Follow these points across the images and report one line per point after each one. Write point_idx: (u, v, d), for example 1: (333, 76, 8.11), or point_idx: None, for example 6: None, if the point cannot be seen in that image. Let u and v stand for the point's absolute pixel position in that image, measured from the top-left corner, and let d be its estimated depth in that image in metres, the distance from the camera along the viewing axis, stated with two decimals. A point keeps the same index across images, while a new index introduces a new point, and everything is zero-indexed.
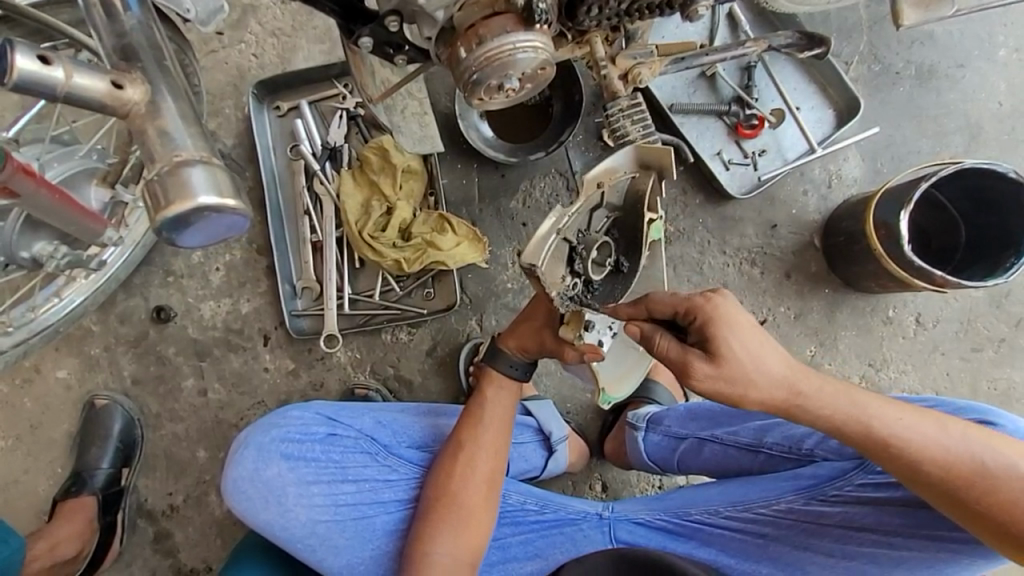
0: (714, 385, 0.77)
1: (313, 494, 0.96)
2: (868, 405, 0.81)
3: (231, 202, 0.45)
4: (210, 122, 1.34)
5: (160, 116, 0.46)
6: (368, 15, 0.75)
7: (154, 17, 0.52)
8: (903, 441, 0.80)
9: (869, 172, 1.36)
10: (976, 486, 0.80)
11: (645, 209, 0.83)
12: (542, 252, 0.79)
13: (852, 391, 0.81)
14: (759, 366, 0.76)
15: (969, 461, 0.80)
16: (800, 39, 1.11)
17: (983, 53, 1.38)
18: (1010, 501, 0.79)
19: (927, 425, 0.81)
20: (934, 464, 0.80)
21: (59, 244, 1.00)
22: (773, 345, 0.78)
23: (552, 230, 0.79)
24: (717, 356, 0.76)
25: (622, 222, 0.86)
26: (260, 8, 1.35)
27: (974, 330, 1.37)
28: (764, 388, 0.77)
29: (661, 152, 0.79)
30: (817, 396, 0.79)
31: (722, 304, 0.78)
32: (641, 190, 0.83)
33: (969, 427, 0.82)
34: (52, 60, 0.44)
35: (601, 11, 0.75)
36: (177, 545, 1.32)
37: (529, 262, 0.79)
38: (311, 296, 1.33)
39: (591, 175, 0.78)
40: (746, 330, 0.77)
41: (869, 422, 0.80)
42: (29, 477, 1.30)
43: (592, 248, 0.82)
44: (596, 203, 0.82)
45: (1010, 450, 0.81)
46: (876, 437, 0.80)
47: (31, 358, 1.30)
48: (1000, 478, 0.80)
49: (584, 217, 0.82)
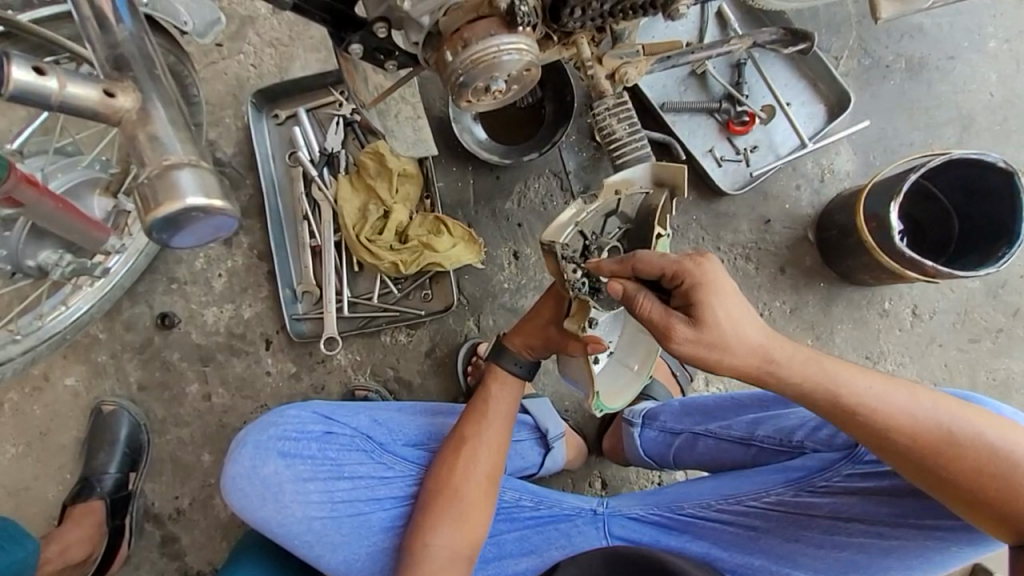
0: (691, 350, 0.78)
1: (310, 491, 0.97)
2: (837, 372, 0.81)
3: (219, 203, 0.47)
4: (210, 131, 1.37)
5: (151, 122, 0.48)
6: (357, 21, 0.77)
7: (146, 29, 0.54)
8: (872, 408, 0.81)
9: (861, 165, 1.37)
10: (942, 454, 0.80)
11: (654, 224, 0.86)
12: (563, 235, 0.86)
13: (822, 358, 0.82)
14: (737, 330, 0.77)
15: (939, 430, 0.80)
16: (784, 35, 1.13)
17: (973, 44, 1.39)
18: (978, 469, 0.79)
19: (896, 393, 0.81)
20: (903, 431, 0.80)
21: (64, 252, 1.03)
22: (749, 312, 0.79)
23: (572, 220, 0.85)
24: (698, 322, 0.77)
25: (635, 234, 0.91)
26: (258, 19, 1.38)
27: (971, 320, 1.37)
28: (739, 353, 0.78)
29: (675, 170, 0.82)
30: (788, 363, 0.80)
31: (708, 270, 0.78)
32: (653, 207, 0.86)
33: (939, 396, 0.82)
34: (46, 71, 0.46)
35: (585, 12, 0.77)
36: (183, 549, 1.34)
37: (548, 240, 0.85)
38: (311, 299, 1.35)
39: (612, 181, 0.82)
40: (727, 297, 0.78)
41: (839, 389, 0.81)
42: (39, 483, 1.33)
43: (603, 249, 0.88)
44: (612, 209, 0.88)
45: (981, 420, 0.81)
46: (843, 403, 0.81)
47: (40, 366, 1.33)
48: (969, 447, 0.80)
49: (599, 220, 0.88)
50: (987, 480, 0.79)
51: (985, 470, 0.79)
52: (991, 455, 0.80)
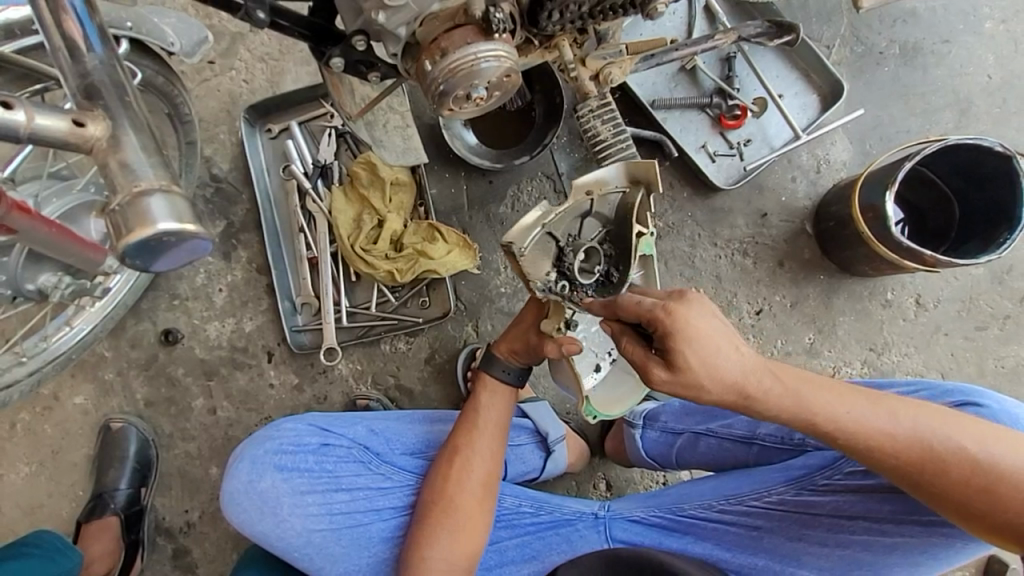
0: (670, 389, 0.78)
1: (308, 504, 0.98)
2: (816, 400, 0.80)
3: (191, 227, 0.47)
4: (206, 148, 1.38)
5: (122, 149, 0.48)
6: (337, 36, 0.78)
7: (117, 56, 0.55)
8: (851, 433, 0.80)
9: (858, 154, 1.35)
10: (927, 471, 0.80)
11: (633, 222, 0.86)
12: (527, 239, 0.85)
13: (800, 387, 0.80)
14: (712, 368, 0.75)
15: (921, 447, 0.80)
16: (769, 27, 1.11)
17: (969, 26, 1.36)
18: (966, 482, 0.79)
19: (875, 413, 0.81)
20: (885, 451, 0.80)
21: (63, 275, 1.04)
22: (729, 346, 0.76)
23: (537, 223, 0.84)
24: (672, 367, 0.76)
25: (615, 235, 0.90)
26: (248, 35, 1.40)
27: (977, 308, 1.34)
28: (716, 392, 0.77)
29: (647, 166, 0.83)
30: (767, 395, 0.78)
31: (685, 309, 0.75)
32: (630, 204, 0.87)
33: (920, 410, 0.82)
34: (14, 105, 0.47)
35: (563, 15, 0.76)
36: (195, 561, 1.36)
37: (509, 241, 0.84)
38: (310, 311, 1.36)
39: (581, 181, 0.84)
40: (705, 337, 0.75)
41: (817, 417, 0.80)
42: (53, 500, 1.35)
43: (579, 251, 0.88)
44: (586, 211, 0.88)
45: (966, 433, 0.80)
46: (822, 431, 0.81)
47: (49, 386, 1.35)
48: (954, 462, 0.79)
49: (574, 222, 0.89)
50: (976, 493, 0.78)
51: (974, 483, 0.79)
52: (980, 469, 0.79)
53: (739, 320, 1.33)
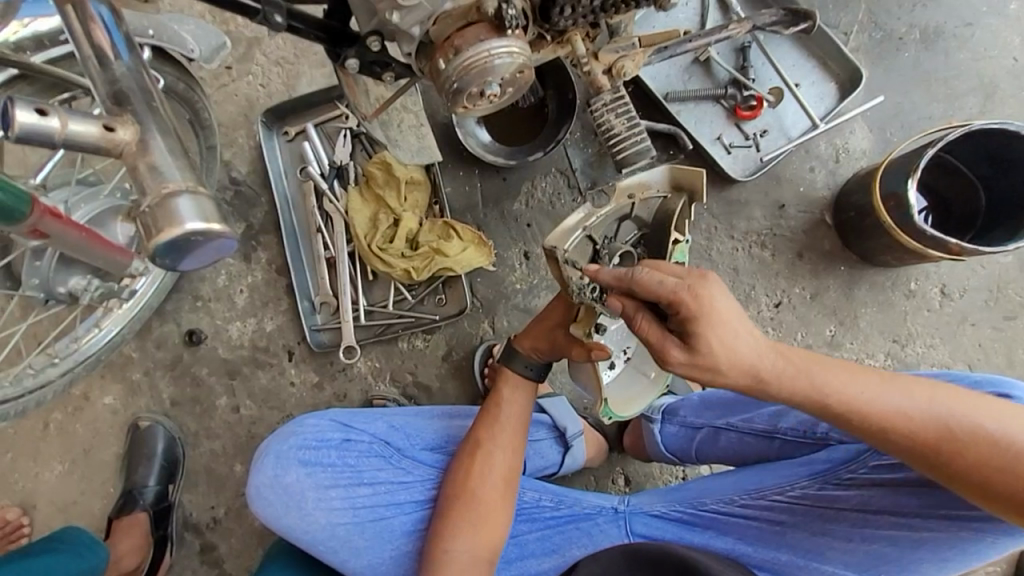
0: (687, 371, 0.77)
1: (331, 498, 1.00)
2: (829, 380, 0.79)
3: (218, 227, 0.48)
4: (225, 152, 1.41)
5: (150, 152, 0.50)
6: (352, 37, 0.78)
7: (143, 63, 0.56)
8: (864, 412, 0.79)
9: (878, 142, 1.32)
10: (942, 449, 0.78)
11: (672, 229, 0.88)
12: (568, 241, 0.89)
13: (811, 367, 0.79)
14: (732, 354, 0.75)
15: (935, 426, 0.78)
16: (784, 15, 1.10)
17: (992, 9, 1.33)
18: (982, 461, 0.77)
19: (887, 392, 0.79)
20: (897, 428, 0.79)
21: (92, 278, 1.08)
22: (746, 329, 0.76)
23: (579, 226, 0.88)
24: (690, 349, 0.76)
25: (650, 238, 0.93)
26: (263, 39, 1.42)
27: (1005, 297, 1.31)
28: (731, 376, 0.76)
29: (693, 174, 0.86)
30: (779, 377, 0.78)
31: (709, 291, 0.75)
32: (671, 210, 0.89)
33: (930, 388, 0.80)
34: (48, 111, 0.48)
35: (575, 10, 0.76)
36: (222, 556, 1.39)
37: (553, 243, 0.88)
38: (329, 310, 1.38)
39: (626, 184, 0.87)
40: (726, 321, 0.75)
41: (828, 397, 0.79)
42: (86, 497, 1.39)
43: (615, 254, 0.91)
44: (626, 214, 0.91)
45: (978, 410, 0.79)
46: (834, 412, 0.79)
47: (80, 387, 1.39)
48: (969, 441, 0.78)
49: (612, 225, 0.92)
50: (994, 472, 0.77)
51: (992, 462, 0.77)
52: (995, 447, 0.77)
53: (758, 314, 1.31)
